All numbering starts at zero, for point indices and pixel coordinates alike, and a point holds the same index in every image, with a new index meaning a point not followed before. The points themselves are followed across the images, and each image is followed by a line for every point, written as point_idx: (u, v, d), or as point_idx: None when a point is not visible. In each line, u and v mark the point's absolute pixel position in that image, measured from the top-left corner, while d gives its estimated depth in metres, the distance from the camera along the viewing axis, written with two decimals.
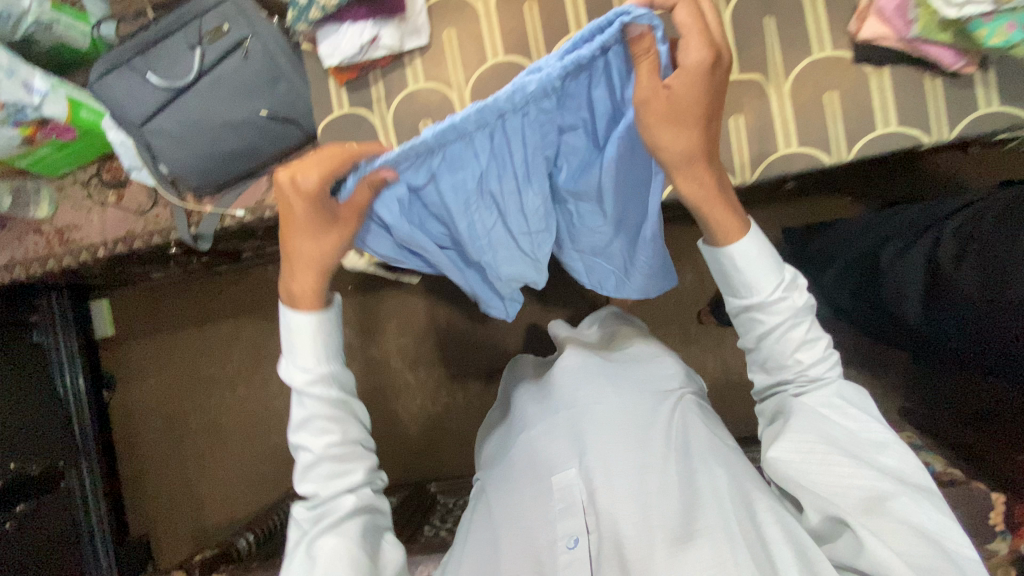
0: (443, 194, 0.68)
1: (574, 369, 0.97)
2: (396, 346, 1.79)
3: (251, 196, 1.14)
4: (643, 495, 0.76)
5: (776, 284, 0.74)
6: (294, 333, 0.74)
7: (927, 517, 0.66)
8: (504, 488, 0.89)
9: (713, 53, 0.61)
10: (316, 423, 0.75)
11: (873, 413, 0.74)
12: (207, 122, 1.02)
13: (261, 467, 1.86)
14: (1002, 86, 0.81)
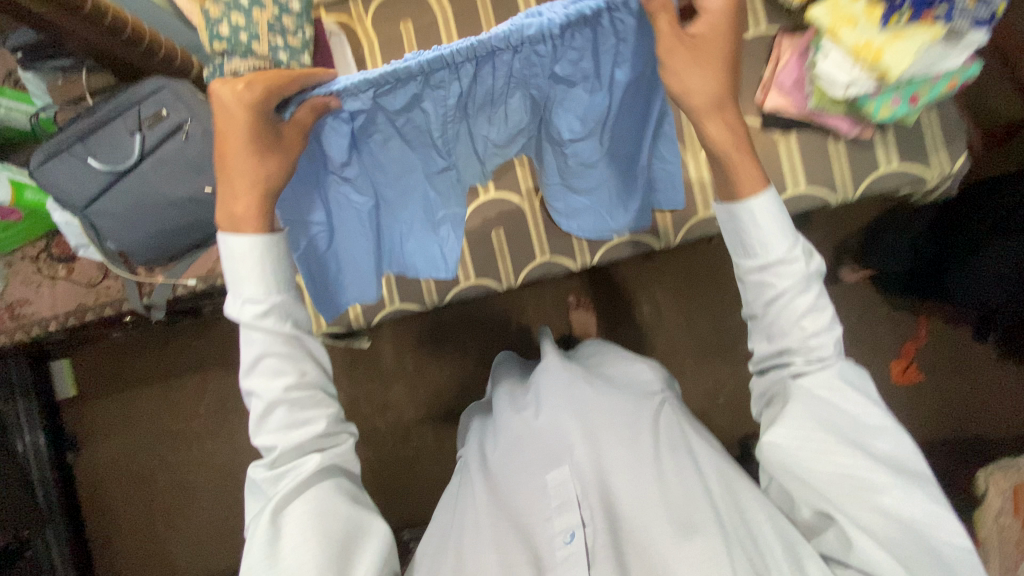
0: (415, 116, 0.63)
1: (556, 373, 0.91)
2: (364, 391, 1.78)
3: (203, 265, 1.17)
4: (638, 493, 0.74)
5: (787, 247, 0.63)
6: (234, 259, 0.61)
7: (918, 509, 0.61)
8: (497, 476, 0.84)
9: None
10: (267, 364, 0.63)
11: (872, 395, 0.66)
12: (152, 202, 1.04)
13: (233, 521, 1.84)
14: (900, 146, 0.86)
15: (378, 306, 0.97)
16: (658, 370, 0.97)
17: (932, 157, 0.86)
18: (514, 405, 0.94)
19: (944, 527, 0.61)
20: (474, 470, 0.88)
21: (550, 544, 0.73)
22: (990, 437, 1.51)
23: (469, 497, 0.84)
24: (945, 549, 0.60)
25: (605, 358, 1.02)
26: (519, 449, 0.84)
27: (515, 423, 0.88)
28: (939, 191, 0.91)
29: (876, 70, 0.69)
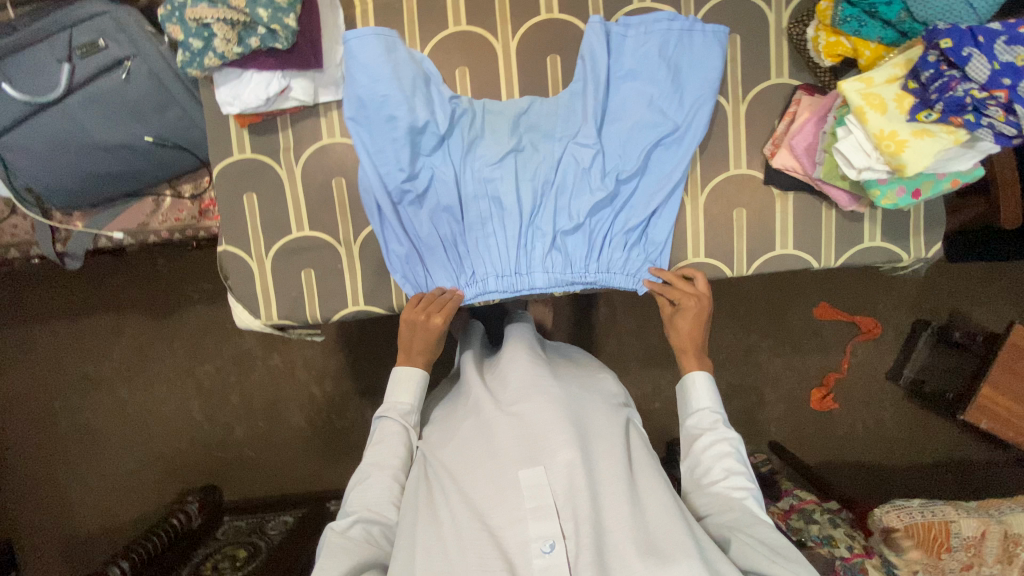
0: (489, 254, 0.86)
1: (522, 364, 0.82)
2: (302, 357, 1.69)
3: (133, 218, 1.03)
4: (617, 514, 0.66)
5: (720, 422, 0.79)
6: (399, 377, 0.84)
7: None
8: (457, 465, 0.73)
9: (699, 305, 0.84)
10: (385, 446, 0.79)
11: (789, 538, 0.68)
12: (80, 143, 0.91)
13: (143, 474, 1.72)
14: (885, 224, 0.87)
15: (339, 305, 0.89)
16: (620, 384, 0.89)
17: (911, 240, 0.88)
18: (479, 388, 0.81)
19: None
20: (440, 460, 0.75)
21: (525, 554, 0.63)
22: (890, 471, 1.65)
23: (432, 497, 0.72)
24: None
25: (564, 358, 0.94)
26: (490, 433, 0.73)
27: (483, 409, 0.76)
28: (908, 270, 0.94)
29: (893, 161, 0.68)
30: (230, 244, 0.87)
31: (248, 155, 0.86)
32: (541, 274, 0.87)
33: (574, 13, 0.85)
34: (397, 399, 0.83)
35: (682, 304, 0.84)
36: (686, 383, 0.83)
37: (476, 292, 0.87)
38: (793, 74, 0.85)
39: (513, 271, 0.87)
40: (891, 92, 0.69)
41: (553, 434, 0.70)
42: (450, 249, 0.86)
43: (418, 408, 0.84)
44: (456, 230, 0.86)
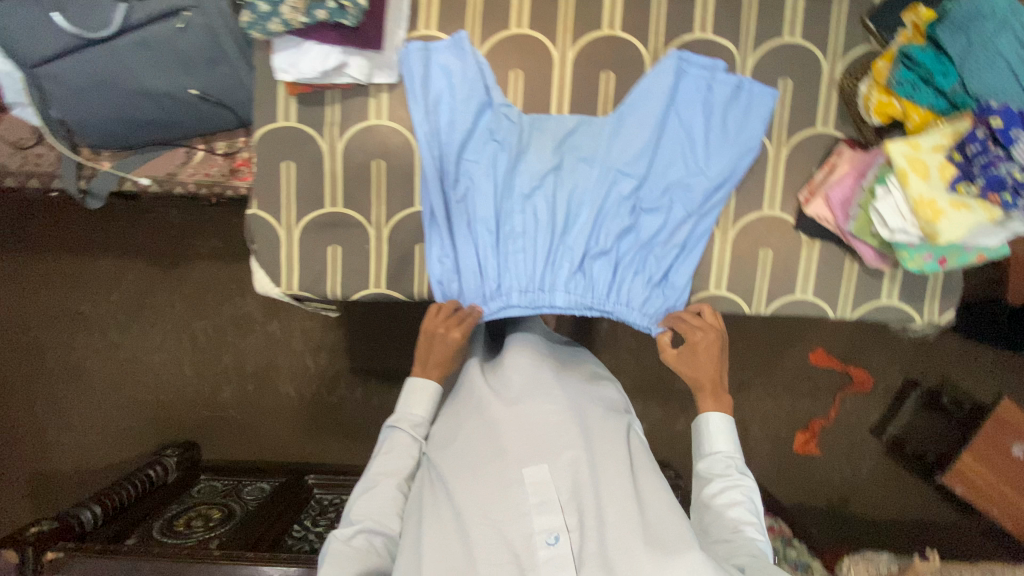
0: (516, 268, 0.87)
1: (524, 365, 0.82)
2: (301, 328, 1.68)
3: (162, 167, 1.03)
4: (618, 509, 0.67)
5: (733, 467, 0.81)
6: (415, 388, 0.86)
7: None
8: (461, 461, 0.74)
9: (715, 342, 0.85)
10: (395, 455, 0.80)
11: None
12: (123, 85, 0.90)
13: (124, 420, 1.71)
14: (905, 284, 0.89)
15: (360, 285, 0.89)
16: (621, 393, 0.90)
17: (926, 304, 0.90)
18: (484, 382, 0.82)
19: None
20: (443, 457, 0.76)
21: (530, 546, 0.65)
22: (860, 520, 1.68)
23: (437, 496, 0.74)
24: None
25: (571, 359, 0.94)
26: (492, 432, 0.74)
27: (487, 407, 0.77)
28: (918, 333, 0.95)
29: (928, 228, 0.70)
30: (262, 209, 0.87)
31: (293, 124, 0.86)
32: (563, 294, 0.87)
33: (634, 32, 0.86)
34: (409, 410, 0.85)
35: (691, 339, 0.86)
36: (697, 429, 0.85)
37: (499, 304, 0.87)
38: (838, 125, 0.87)
39: (537, 288, 0.87)
40: (936, 160, 0.70)
41: (556, 434, 0.72)
42: (480, 256, 0.87)
43: (430, 423, 0.85)
44: (488, 239, 0.86)
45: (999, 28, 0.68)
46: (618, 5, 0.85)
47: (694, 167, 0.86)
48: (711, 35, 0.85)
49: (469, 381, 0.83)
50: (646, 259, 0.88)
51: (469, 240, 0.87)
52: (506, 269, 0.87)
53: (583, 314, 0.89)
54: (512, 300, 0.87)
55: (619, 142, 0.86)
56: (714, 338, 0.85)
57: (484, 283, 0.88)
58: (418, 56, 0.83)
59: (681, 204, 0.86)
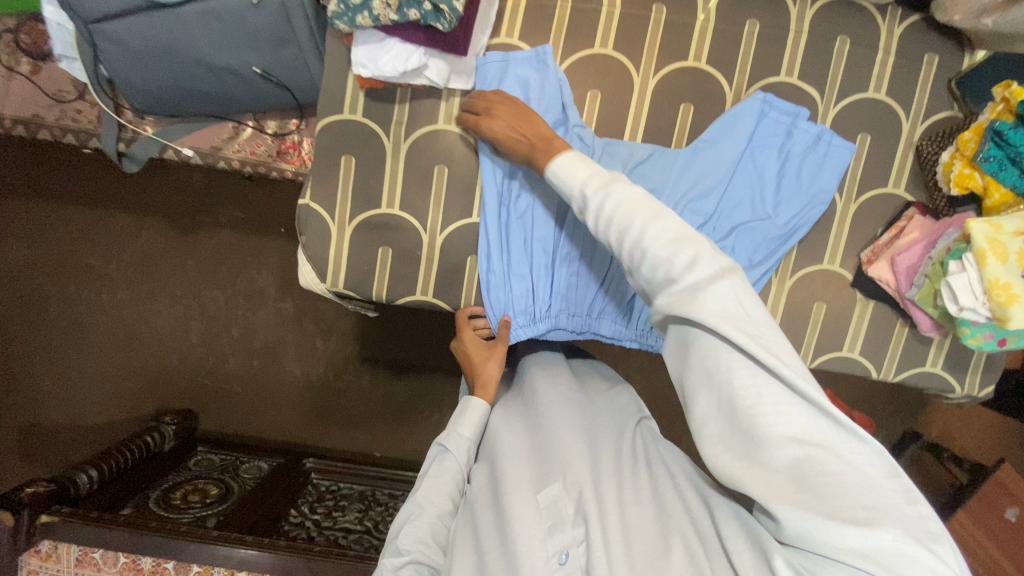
0: (565, 290, 0.86)
1: (542, 379, 0.80)
2: (314, 309, 1.63)
3: (208, 139, 0.99)
4: (639, 530, 0.58)
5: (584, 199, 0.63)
6: (467, 409, 0.78)
7: (859, 468, 0.47)
8: (486, 488, 0.70)
9: (508, 104, 0.76)
10: (443, 480, 0.72)
11: (729, 311, 0.52)
12: (182, 54, 0.86)
13: (122, 380, 1.67)
14: (951, 354, 0.89)
15: (407, 290, 0.87)
16: (634, 395, 0.81)
17: (968, 375, 0.89)
18: (500, 418, 0.78)
19: (898, 484, 0.46)
20: (479, 488, 0.71)
21: (544, 566, 0.57)
22: None
23: (468, 532, 0.67)
24: (878, 534, 0.43)
25: (593, 371, 0.87)
26: (508, 454, 0.70)
27: (507, 433, 0.74)
28: (953, 400, 0.95)
29: (998, 311, 0.69)
30: (315, 201, 0.84)
31: (358, 118, 0.82)
32: (610, 323, 0.87)
33: (720, 67, 0.83)
34: (458, 429, 0.77)
35: (486, 113, 0.76)
36: (551, 180, 0.68)
37: (545, 327, 0.85)
38: (909, 188, 0.86)
39: (586, 314, 0.86)
40: (1016, 244, 0.69)
41: (565, 451, 0.66)
42: (531, 274, 0.85)
43: (477, 443, 0.77)
44: (543, 259, 0.85)
45: None
46: (708, 37, 0.82)
47: (760, 213, 0.85)
48: (797, 80, 0.84)
49: (503, 409, 0.80)
50: None
51: (522, 258, 0.85)
52: (554, 290, 0.85)
53: (627, 344, 0.88)
54: (558, 323, 0.86)
55: (689, 178, 0.84)
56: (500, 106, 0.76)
57: (529, 302, 0.86)
58: (496, 69, 0.81)
59: (745, 246, 0.85)
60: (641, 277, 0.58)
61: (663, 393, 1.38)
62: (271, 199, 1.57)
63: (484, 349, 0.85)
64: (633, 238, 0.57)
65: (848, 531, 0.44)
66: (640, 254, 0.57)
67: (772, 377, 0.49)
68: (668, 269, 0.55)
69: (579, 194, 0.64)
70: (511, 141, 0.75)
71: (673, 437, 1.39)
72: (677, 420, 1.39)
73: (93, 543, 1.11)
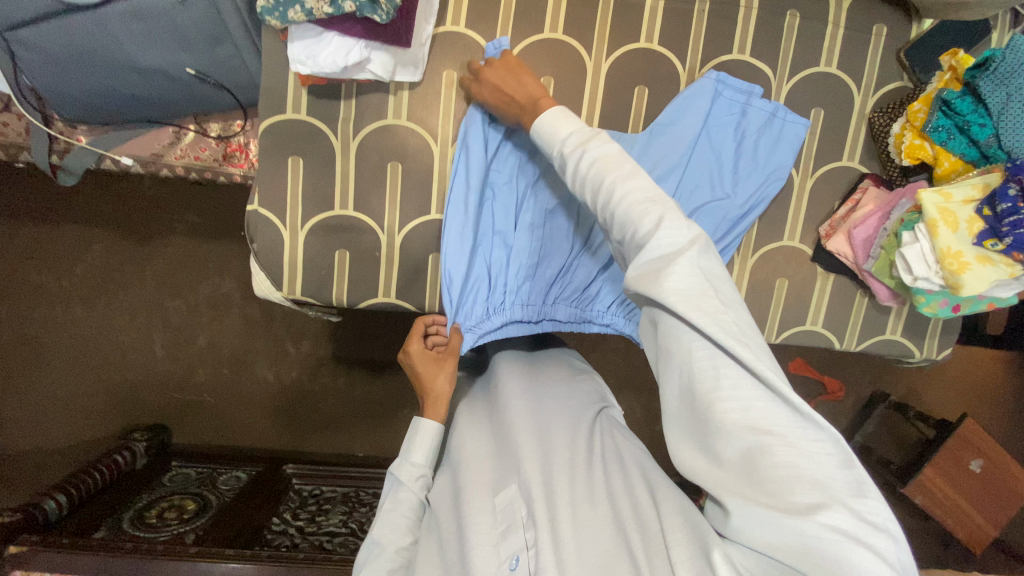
0: (519, 277, 0.83)
1: (506, 378, 0.78)
2: (283, 313, 1.58)
3: (147, 146, 0.94)
4: (594, 537, 0.57)
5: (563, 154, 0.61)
6: (416, 436, 0.74)
7: (809, 460, 0.44)
8: (447, 496, 0.70)
9: (504, 65, 0.72)
10: (398, 513, 0.70)
11: (695, 277, 0.49)
12: (108, 58, 0.81)
13: (84, 401, 1.59)
14: (909, 321, 0.91)
15: (369, 293, 0.85)
16: (598, 384, 0.81)
17: (926, 340, 0.92)
18: (464, 421, 0.77)
19: (849, 476, 0.44)
20: (440, 498, 0.71)
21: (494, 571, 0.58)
22: None
23: (432, 543, 0.67)
24: (814, 530, 0.42)
25: (558, 360, 0.86)
26: (469, 460, 0.69)
27: (467, 438, 0.73)
28: (913, 365, 0.98)
29: (951, 279, 0.70)
30: (264, 206, 0.81)
31: (303, 117, 0.79)
32: (564, 308, 0.85)
33: (672, 47, 0.82)
34: (410, 457, 0.73)
35: (481, 73, 0.73)
36: (535, 137, 0.65)
37: (501, 321, 0.81)
38: (863, 160, 0.87)
39: (541, 300, 0.84)
40: (965, 212, 0.71)
41: (517, 446, 0.66)
42: (490, 263, 0.83)
43: (432, 468, 0.74)
44: (501, 254, 0.83)
45: None
46: (658, 17, 0.81)
47: (719, 193, 0.84)
48: (749, 57, 0.83)
49: (467, 411, 0.79)
50: None
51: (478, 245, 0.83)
52: (509, 277, 0.83)
53: (581, 328, 0.87)
54: (513, 312, 0.82)
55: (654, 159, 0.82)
56: (499, 66, 0.72)
57: (485, 290, 0.82)
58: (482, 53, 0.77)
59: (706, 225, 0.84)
60: (618, 241, 0.57)
61: (639, 374, 1.39)
62: (229, 202, 1.51)
63: (433, 364, 0.78)
64: (607, 204, 0.55)
65: (788, 524, 0.43)
66: (613, 218, 0.55)
67: (731, 361, 0.47)
68: (635, 233, 0.52)
69: (557, 158, 0.62)
70: (502, 104, 0.72)
71: (650, 416, 1.41)
72: (654, 398, 1.40)
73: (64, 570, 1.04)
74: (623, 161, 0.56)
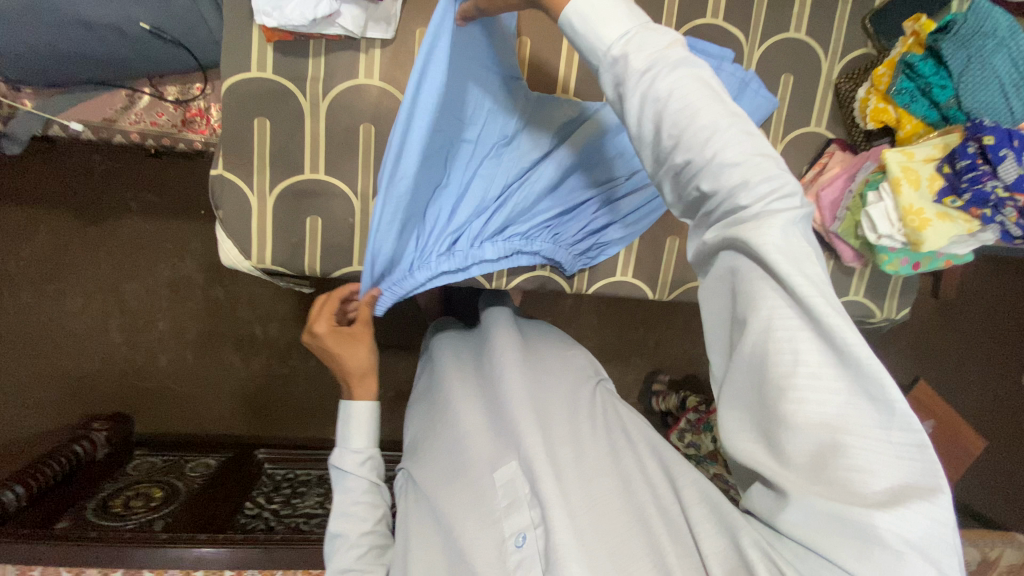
0: (450, 230, 0.73)
1: (504, 350, 0.71)
2: (248, 295, 1.52)
3: (98, 110, 0.88)
4: (607, 514, 0.55)
5: (631, 58, 0.43)
6: (350, 420, 0.72)
7: (887, 462, 0.37)
8: (443, 472, 0.65)
9: None
10: (355, 500, 0.69)
11: (794, 243, 0.39)
12: (54, 11, 0.76)
13: (35, 392, 1.49)
14: (872, 282, 0.94)
15: (343, 261, 0.83)
16: (590, 358, 0.78)
17: (886, 300, 0.96)
18: (454, 388, 0.71)
19: (933, 485, 0.36)
20: (430, 474, 0.66)
21: (498, 552, 0.54)
22: None
23: (427, 518, 0.64)
24: (882, 536, 0.36)
25: (547, 335, 0.81)
26: (471, 432, 0.64)
27: (460, 415, 0.67)
28: (875, 326, 1.02)
29: (913, 235, 0.74)
30: (230, 171, 0.78)
31: (269, 76, 0.75)
32: (494, 247, 0.77)
33: (647, 10, 0.82)
34: (349, 444, 0.71)
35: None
36: (570, 36, 0.46)
37: (426, 276, 0.73)
38: (830, 126, 0.89)
39: (466, 243, 0.75)
40: (927, 171, 0.74)
41: (514, 420, 0.60)
42: (421, 223, 0.71)
43: (376, 449, 0.73)
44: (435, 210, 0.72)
45: (997, 46, 0.72)
46: None
47: None
48: (721, 22, 0.84)
49: (456, 384, 0.72)
50: (596, 210, 0.80)
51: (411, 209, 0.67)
52: (439, 229, 0.73)
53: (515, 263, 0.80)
54: (444, 266, 0.74)
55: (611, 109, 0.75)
56: None
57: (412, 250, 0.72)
58: None
59: None
60: (698, 188, 0.42)
61: (614, 347, 1.40)
62: (188, 177, 1.44)
63: (350, 333, 0.75)
64: (697, 142, 0.41)
65: (851, 524, 0.37)
66: (702, 160, 0.41)
67: (817, 337, 0.38)
68: (746, 195, 0.40)
69: (610, 77, 0.45)
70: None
71: (625, 387, 1.43)
72: (628, 370, 1.42)
73: (29, 561, 1.00)
74: (706, 86, 0.42)
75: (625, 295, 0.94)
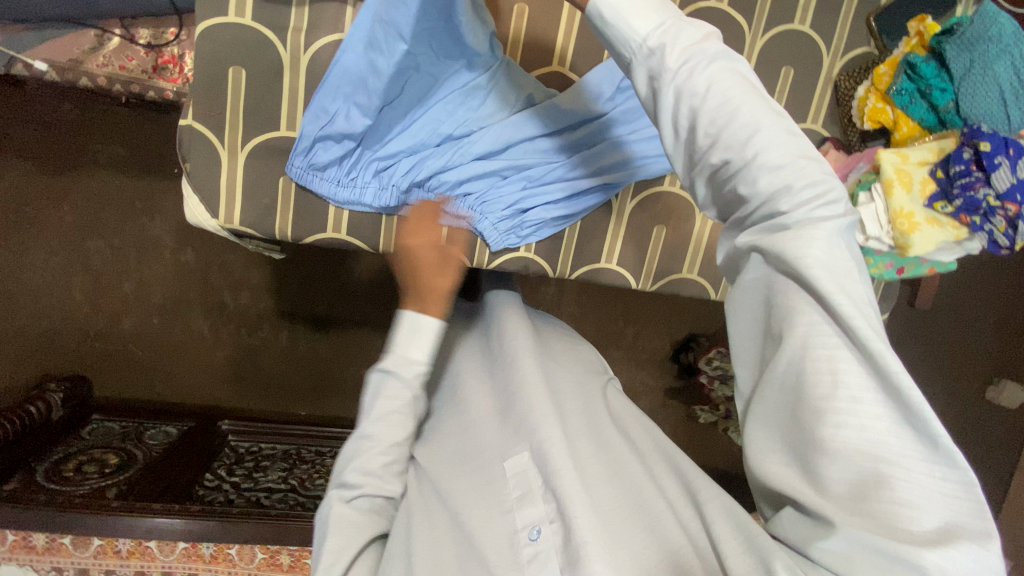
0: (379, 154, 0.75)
1: (512, 333, 0.67)
2: (219, 261, 1.45)
3: (64, 50, 0.83)
4: (618, 514, 0.50)
5: (667, 51, 0.40)
6: (409, 331, 0.57)
7: (932, 499, 0.35)
8: (444, 457, 0.60)
9: None
10: (389, 415, 0.56)
11: (848, 257, 0.37)
12: None
13: None
14: None
15: (317, 227, 0.79)
16: (600, 356, 0.74)
17: None
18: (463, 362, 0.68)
19: (980, 524, 0.34)
20: (428, 457, 0.62)
21: (510, 546, 0.51)
22: None
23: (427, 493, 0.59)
24: None
25: (551, 325, 0.77)
26: (482, 415, 0.60)
27: (468, 403, 0.63)
28: None
29: (902, 239, 0.73)
30: (200, 122, 0.73)
31: (246, 22, 0.71)
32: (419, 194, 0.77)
33: None
34: (405, 351, 0.57)
35: None
36: (598, 27, 0.42)
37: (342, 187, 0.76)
38: (826, 123, 0.87)
39: (391, 177, 0.76)
40: (920, 174, 0.73)
41: (528, 409, 0.56)
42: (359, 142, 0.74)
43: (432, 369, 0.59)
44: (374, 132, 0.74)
45: (999, 52, 0.71)
46: None
47: None
48: (726, 6, 0.81)
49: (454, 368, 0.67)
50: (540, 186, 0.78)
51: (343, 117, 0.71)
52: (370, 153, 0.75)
53: None
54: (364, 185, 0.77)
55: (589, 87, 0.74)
56: None
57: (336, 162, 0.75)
58: None
59: (619, 150, 0.76)
60: (735, 191, 0.40)
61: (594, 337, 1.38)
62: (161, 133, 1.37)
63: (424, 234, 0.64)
64: (737, 141, 0.38)
65: (896, 560, 0.34)
66: (740, 159, 0.38)
67: (858, 361, 0.36)
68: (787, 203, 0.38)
69: (644, 70, 0.41)
70: None
71: None
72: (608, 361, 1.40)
73: None
74: (745, 84, 0.40)
75: (608, 283, 0.91)
